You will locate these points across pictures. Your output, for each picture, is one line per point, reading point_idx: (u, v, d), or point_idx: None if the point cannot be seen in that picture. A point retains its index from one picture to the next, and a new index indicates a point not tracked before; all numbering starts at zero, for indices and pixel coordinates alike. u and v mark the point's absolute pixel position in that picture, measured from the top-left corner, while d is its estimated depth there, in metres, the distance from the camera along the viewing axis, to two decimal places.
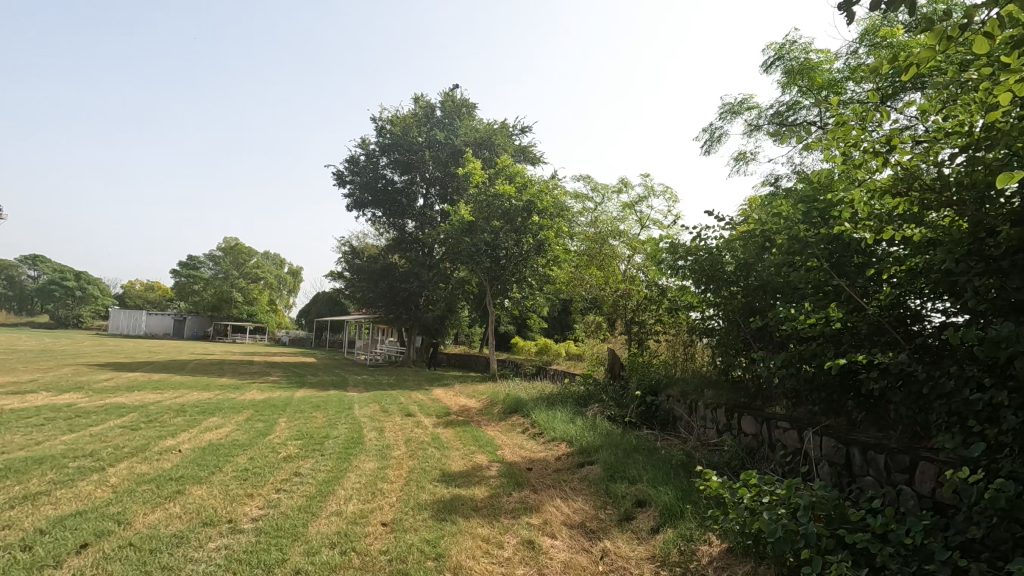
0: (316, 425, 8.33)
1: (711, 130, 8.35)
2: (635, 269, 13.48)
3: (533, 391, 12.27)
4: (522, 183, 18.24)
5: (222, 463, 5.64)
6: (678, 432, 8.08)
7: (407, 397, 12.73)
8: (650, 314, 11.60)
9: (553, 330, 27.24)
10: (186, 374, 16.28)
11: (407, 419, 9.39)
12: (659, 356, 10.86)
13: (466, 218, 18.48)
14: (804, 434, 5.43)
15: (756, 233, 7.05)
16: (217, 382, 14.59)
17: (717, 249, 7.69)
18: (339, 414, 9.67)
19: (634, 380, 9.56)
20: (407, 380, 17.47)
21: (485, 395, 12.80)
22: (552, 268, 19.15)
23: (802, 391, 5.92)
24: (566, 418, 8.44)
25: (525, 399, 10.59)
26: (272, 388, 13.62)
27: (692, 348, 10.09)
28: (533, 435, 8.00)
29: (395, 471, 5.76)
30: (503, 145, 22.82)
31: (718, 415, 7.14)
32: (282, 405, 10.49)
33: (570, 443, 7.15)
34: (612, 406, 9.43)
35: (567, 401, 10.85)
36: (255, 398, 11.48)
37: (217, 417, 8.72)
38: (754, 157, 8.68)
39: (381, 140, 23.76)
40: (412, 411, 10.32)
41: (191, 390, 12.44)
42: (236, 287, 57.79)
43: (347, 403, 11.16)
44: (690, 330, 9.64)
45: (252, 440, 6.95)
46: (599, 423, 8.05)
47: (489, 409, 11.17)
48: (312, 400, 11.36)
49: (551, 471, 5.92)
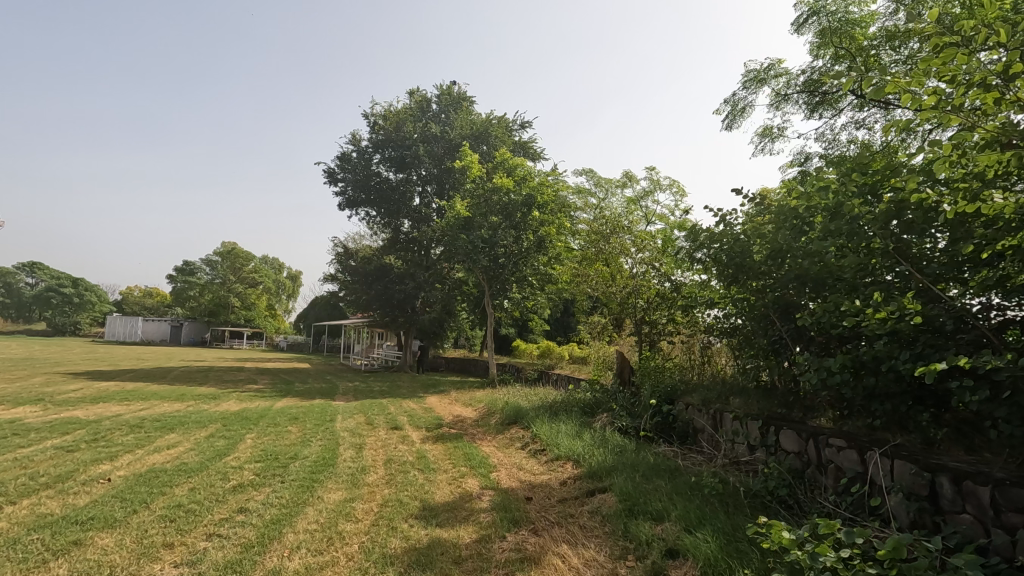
0: (287, 442, 7.31)
1: (734, 101, 7.35)
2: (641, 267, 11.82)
3: (535, 399, 11.25)
4: (520, 175, 17.22)
5: (152, 497, 4.62)
6: (701, 446, 7.03)
7: (398, 406, 11.70)
8: (664, 313, 10.60)
9: (555, 333, 26.25)
10: (166, 383, 15.26)
11: (392, 433, 8.37)
12: (673, 359, 9.87)
13: (462, 214, 17.46)
14: (867, 456, 4.42)
15: (790, 214, 6.01)
16: (195, 391, 13.56)
17: (744, 236, 6.67)
18: (318, 427, 8.66)
19: (646, 387, 8.52)
20: (402, 387, 16.48)
21: (483, 403, 11.77)
22: (554, 267, 18.12)
23: (858, 403, 4.90)
24: (571, 431, 7.40)
25: (525, 408, 9.58)
26: (252, 397, 12.61)
27: (710, 350, 9.10)
28: (534, 452, 6.98)
29: (365, 505, 4.73)
30: (500, 138, 21.88)
31: (751, 429, 6.10)
32: (256, 417, 9.44)
33: (577, 463, 6.12)
34: (622, 416, 8.39)
35: (571, 409, 9.81)
36: (230, 409, 10.47)
37: (176, 433, 7.69)
38: (781, 133, 7.69)
39: (373, 136, 22.67)
40: (400, 423, 9.29)
41: (163, 401, 11.41)
42: (234, 292, 56.99)
43: (330, 414, 10.16)
44: (709, 330, 8.65)
45: (205, 463, 5.92)
46: (610, 438, 7.01)
47: (486, 418, 10.16)
48: (292, 411, 10.35)
49: (555, 502, 4.89)
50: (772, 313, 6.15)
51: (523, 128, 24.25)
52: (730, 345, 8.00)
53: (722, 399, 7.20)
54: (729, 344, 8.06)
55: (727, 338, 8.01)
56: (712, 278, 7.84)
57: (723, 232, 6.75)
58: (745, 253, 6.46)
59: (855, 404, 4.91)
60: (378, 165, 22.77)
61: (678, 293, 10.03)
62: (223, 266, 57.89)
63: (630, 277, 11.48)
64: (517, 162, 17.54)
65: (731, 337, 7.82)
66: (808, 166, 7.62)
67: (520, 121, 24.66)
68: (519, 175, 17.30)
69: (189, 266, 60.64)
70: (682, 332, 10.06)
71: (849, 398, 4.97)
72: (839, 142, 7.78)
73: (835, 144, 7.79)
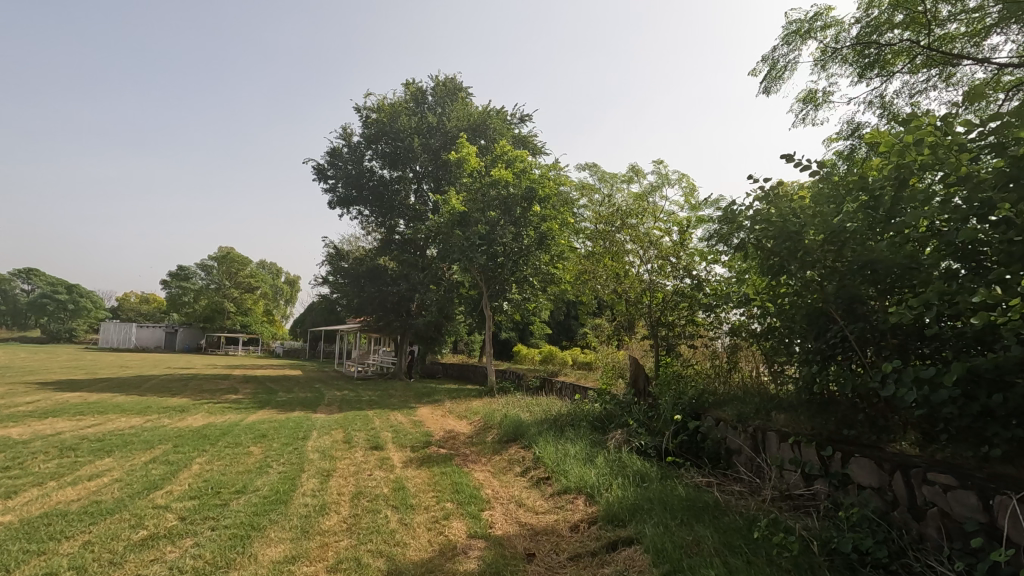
0: (241, 468, 6.09)
1: (772, 60, 6.21)
2: (646, 269, 10.31)
3: (537, 411, 10.06)
4: (521, 167, 16.06)
5: (18, 564, 3.41)
6: (738, 473, 5.82)
7: (384, 419, 10.48)
8: (684, 313, 9.40)
9: (557, 338, 25.07)
10: (136, 393, 14.01)
11: (370, 454, 7.17)
12: (695, 366, 8.68)
13: (458, 208, 16.26)
14: (994, 503, 3.22)
15: (858, 185, 4.74)
16: (164, 402, 12.35)
17: (790, 213, 5.31)
18: (286, 447, 7.47)
19: (667, 400, 7.29)
20: (392, 396, 15.31)
21: (479, 416, 10.58)
22: (556, 266, 16.93)
23: (966, 427, 3.71)
24: (581, 453, 6.18)
25: (527, 422, 8.39)
26: (224, 410, 11.37)
27: (738, 355, 7.93)
28: (537, 481, 5.75)
29: (309, 567, 3.52)
30: (498, 130, 20.72)
31: (809, 454, 4.90)
32: (217, 435, 8.20)
33: (591, 499, 4.89)
34: (640, 433, 7.18)
35: (578, 423, 8.63)
36: (192, 425, 9.25)
37: (111, 458, 6.47)
38: (826, 99, 6.54)
39: (366, 130, 21.41)
40: (383, 441, 8.08)
41: (120, 416, 10.17)
42: (229, 298, 55.90)
43: (305, 430, 8.94)
44: (741, 331, 7.47)
45: (122, 502, 4.71)
46: (630, 463, 5.79)
47: (482, 434, 8.94)
48: (263, 427, 9.14)
49: (567, 560, 3.69)
50: (833, 309, 4.91)
51: (523, 122, 23.12)
52: (765, 352, 6.83)
53: (761, 416, 6.01)
54: (763, 351, 6.89)
55: (761, 344, 6.84)
56: (746, 270, 6.59)
57: (765, 209, 5.37)
58: (795, 231, 5.06)
59: (960, 427, 3.72)
60: (371, 161, 21.59)
61: (703, 291, 8.85)
62: (219, 271, 56.90)
63: (643, 274, 10.29)
64: (517, 153, 16.39)
65: (767, 343, 6.64)
66: (858, 138, 6.49)
67: (520, 115, 23.50)
68: (519, 167, 16.14)
69: (184, 273, 59.45)
70: (706, 335, 8.86)
71: (950, 420, 3.77)
72: (894, 110, 6.66)
73: (890, 112, 6.65)
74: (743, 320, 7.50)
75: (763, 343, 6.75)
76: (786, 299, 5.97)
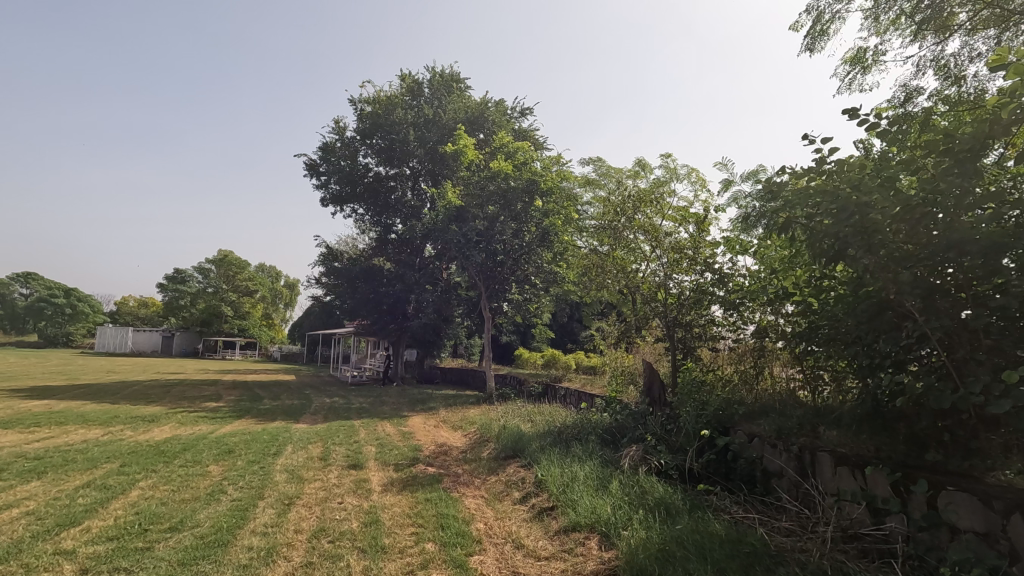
0: (188, 495, 5.13)
1: (816, 11, 5.27)
2: (654, 265, 9.27)
3: (540, 421, 9.10)
4: (521, 159, 15.12)
5: None
6: (780, 499, 4.87)
7: (371, 430, 9.51)
8: (703, 309, 8.36)
9: (560, 342, 24.09)
10: (108, 401, 13.02)
11: (346, 474, 6.21)
12: (716, 372, 7.73)
13: (454, 203, 15.23)
14: None
15: (938, 148, 3.84)
16: (133, 411, 11.35)
17: (844, 183, 4.29)
18: (251, 466, 6.50)
19: (688, 412, 6.34)
20: (385, 403, 14.32)
21: (475, 426, 9.63)
22: (559, 264, 16.03)
23: None
24: (591, 477, 5.20)
25: (528, 435, 7.42)
26: (196, 420, 10.37)
27: (765, 360, 6.98)
28: (539, 512, 4.78)
29: None
30: (497, 122, 19.87)
31: (881, 484, 3.95)
32: (176, 451, 7.22)
33: (607, 542, 3.93)
34: (658, 449, 6.23)
35: (585, 435, 7.67)
36: (154, 438, 8.27)
37: (38, 482, 5.50)
38: (876, 60, 5.61)
39: (359, 123, 20.42)
40: (364, 457, 7.12)
41: (78, 428, 9.16)
42: (228, 302, 55.20)
43: (280, 444, 7.98)
44: (773, 333, 6.53)
45: (17, 548, 3.73)
46: (652, 491, 4.81)
47: (478, 448, 7.98)
48: (233, 440, 8.17)
49: None
50: (911, 305, 3.90)
51: (523, 116, 22.19)
52: (800, 362, 5.95)
53: (808, 433, 5.06)
54: (799, 361, 6.01)
55: (798, 354, 5.94)
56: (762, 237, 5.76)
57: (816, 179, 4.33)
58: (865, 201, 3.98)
59: None
60: (365, 157, 20.60)
61: (727, 287, 7.79)
62: (217, 274, 56.09)
63: (653, 268, 9.25)
64: (517, 144, 15.48)
65: (804, 351, 5.74)
66: (916, 105, 5.52)
67: (521, 109, 22.61)
68: (520, 158, 15.17)
69: (181, 276, 58.55)
70: (729, 336, 7.87)
71: None
72: (953, 74, 5.73)
73: (952, 75, 5.68)
74: (775, 321, 6.59)
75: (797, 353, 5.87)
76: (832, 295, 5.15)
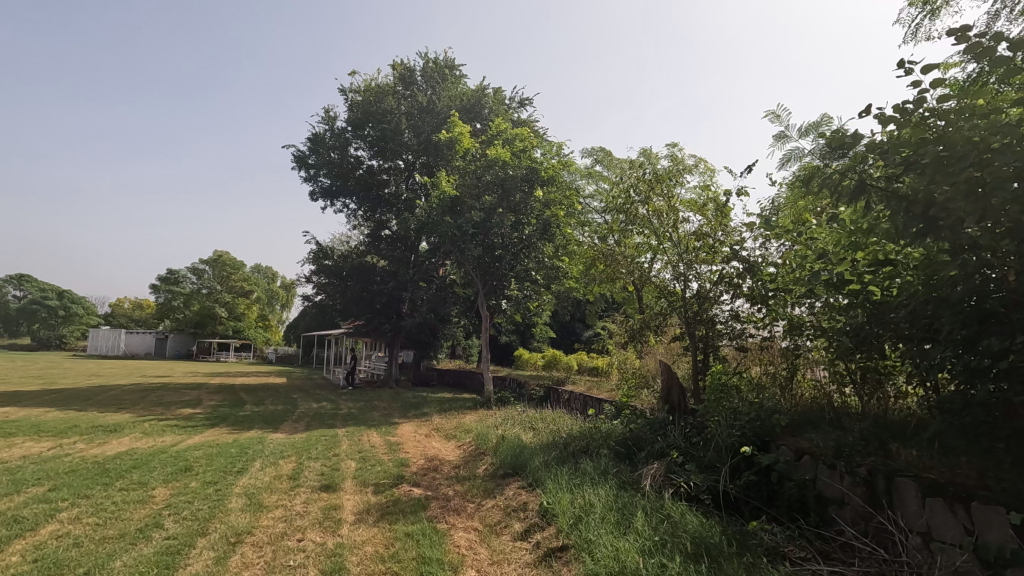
0: (112, 532, 4.17)
1: None
2: (666, 256, 8.28)
3: (543, 431, 8.12)
4: (520, 146, 14.23)
5: None
6: (842, 534, 3.95)
7: (355, 441, 8.55)
8: (726, 303, 7.33)
9: (561, 342, 23.17)
10: (75, 408, 11.99)
11: (315, 499, 5.23)
12: (743, 374, 6.76)
13: (449, 192, 14.33)
14: None
15: None
16: (96, 419, 10.32)
17: (944, 126, 3.23)
18: (206, 488, 5.54)
19: (718, 422, 5.41)
20: (375, 409, 13.34)
21: (471, 435, 8.67)
22: (561, 259, 15.15)
23: None
24: (611, 508, 4.25)
25: (530, 450, 6.44)
26: (163, 430, 9.37)
27: (799, 360, 6.15)
28: (546, 556, 3.81)
29: None
30: (495, 110, 19.00)
31: (1000, 528, 3.06)
32: (123, 469, 6.25)
33: None
34: (683, 466, 5.26)
35: (594, 447, 6.69)
36: (105, 453, 7.29)
37: None
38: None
39: (350, 113, 19.48)
40: (342, 476, 6.16)
41: (25, 440, 8.17)
42: (221, 303, 54.19)
43: (247, 459, 7.00)
44: (815, 328, 5.60)
45: None
46: (686, 525, 3.88)
47: (473, 461, 7.01)
48: (194, 454, 7.17)
49: None
50: None
51: (523, 106, 21.32)
52: (843, 361, 5.09)
53: (876, 452, 4.12)
54: (842, 361, 5.13)
55: (841, 351, 5.06)
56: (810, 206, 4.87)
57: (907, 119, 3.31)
58: (987, 149, 2.99)
59: None
60: (356, 148, 19.66)
61: (756, 280, 6.64)
62: (212, 275, 55.23)
63: (667, 259, 8.22)
64: (517, 131, 14.59)
65: (854, 350, 4.85)
66: None
67: (520, 99, 21.71)
68: (519, 145, 14.27)
69: (175, 277, 57.53)
70: (757, 334, 6.91)
71: None
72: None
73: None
74: (813, 316, 5.72)
75: (840, 350, 4.99)
76: (896, 281, 4.43)
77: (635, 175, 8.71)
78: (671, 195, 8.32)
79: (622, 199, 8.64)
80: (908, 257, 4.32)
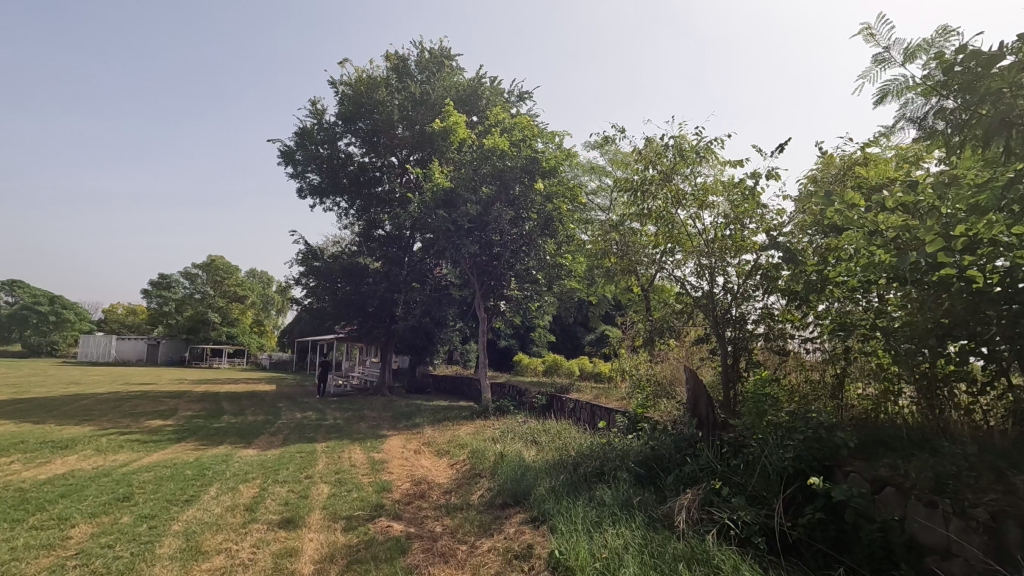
0: None
1: None
2: (686, 249, 7.24)
3: (548, 447, 7.12)
4: (520, 135, 13.27)
5: None
6: None
7: (334, 459, 7.53)
8: (758, 300, 6.33)
9: (562, 345, 22.27)
10: (31, 420, 10.89)
11: (268, 541, 4.20)
12: (782, 384, 5.75)
13: (442, 184, 13.34)
14: None
15: None
16: (49, 433, 9.25)
17: None
18: (137, 525, 4.51)
19: (763, 441, 4.43)
20: (363, 419, 12.32)
21: (464, 453, 7.65)
22: (564, 256, 14.21)
23: None
24: (644, 563, 3.25)
25: (532, 475, 5.41)
26: (120, 446, 8.32)
27: (847, 365, 5.21)
28: None
29: None
30: (491, 102, 18.04)
31: None
32: (48, 498, 5.22)
33: None
34: (722, 497, 4.28)
35: (607, 470, 5.67)
36: (38, 476, 6.25)
37: None
38: None
39: (339, 105, 18.49)
40: (309, 507, 5.14)
41: None
42: (215, 308, 53.03)
43: (202, 484, 5.98)
44: (874, 327, 4.62)
45: None
46: None
47: (466, 486, 6.00)
48: (142, 478, 6.15)
49: None
50: None
51: (522, 100, 20.41)
52: (907, 365, 4.17)
53: (992, 487, 3.21)
54: (906, 364, 4.22)
55: (906, 353, 4.14)
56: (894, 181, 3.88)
57: None
58: None
59: None
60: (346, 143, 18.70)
61: (801, 269, 5.15)
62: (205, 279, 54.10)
63: (687, 253, 7.20)
64: (516, 120, 13.65)
65: (928, 352, 3.93)
66: None
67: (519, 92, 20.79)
68: (519, 134, 13.31)
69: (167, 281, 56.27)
70: (798, 336, 5.90)
71: None
72: None
73: None
74: (869, 313, 4.78)
75: (906, 353, 4.07)
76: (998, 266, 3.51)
77: (648, 157, 7.62)
78: (694, 180, 7.27)
79: (636, 184, 7.60)
80: (1013, 237, 3.40)
